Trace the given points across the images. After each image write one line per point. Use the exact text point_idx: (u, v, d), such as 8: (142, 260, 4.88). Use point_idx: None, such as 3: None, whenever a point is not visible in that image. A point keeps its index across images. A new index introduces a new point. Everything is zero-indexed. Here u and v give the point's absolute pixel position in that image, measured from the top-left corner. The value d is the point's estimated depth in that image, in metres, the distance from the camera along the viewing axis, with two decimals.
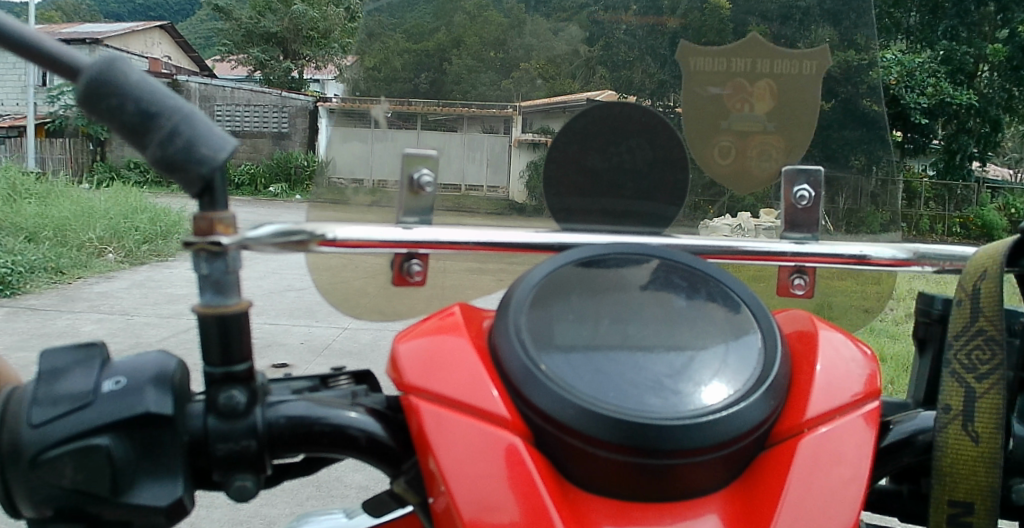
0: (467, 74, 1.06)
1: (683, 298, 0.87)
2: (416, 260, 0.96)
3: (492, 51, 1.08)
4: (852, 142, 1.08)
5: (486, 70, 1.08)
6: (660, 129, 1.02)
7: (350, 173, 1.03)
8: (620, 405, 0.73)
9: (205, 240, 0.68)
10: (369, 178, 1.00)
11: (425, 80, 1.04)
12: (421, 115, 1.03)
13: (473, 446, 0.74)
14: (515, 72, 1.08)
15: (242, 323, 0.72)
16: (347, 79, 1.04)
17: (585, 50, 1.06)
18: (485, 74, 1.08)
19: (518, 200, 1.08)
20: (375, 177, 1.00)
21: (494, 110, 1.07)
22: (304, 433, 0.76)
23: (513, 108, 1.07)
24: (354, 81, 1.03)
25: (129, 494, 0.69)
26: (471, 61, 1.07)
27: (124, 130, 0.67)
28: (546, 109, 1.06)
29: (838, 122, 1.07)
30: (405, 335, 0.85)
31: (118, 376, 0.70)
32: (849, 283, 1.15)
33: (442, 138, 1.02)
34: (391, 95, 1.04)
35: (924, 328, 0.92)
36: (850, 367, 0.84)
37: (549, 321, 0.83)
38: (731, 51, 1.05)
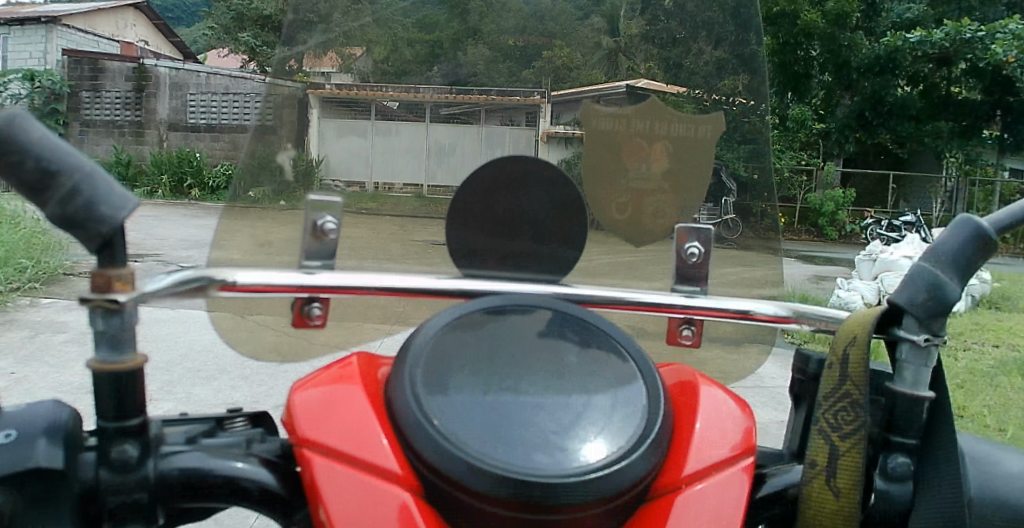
0: (484, 65, 1.12)
1: (575, 350, 0.92)
2: (317, 304, 0.98)
3: (511, 40, 1.13)
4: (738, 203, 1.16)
5: (506, 60, 1.13)
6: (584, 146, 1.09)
7: (340, 172, 1.05)
8: (506, 461, 0.77)
9: (104, 296, 0.69)
10: (368, 182, 1.08)
11: (438, 73, 1.13)
12: (430, 102, 1.11)
13: (364, 500, 0.77)
14: (538, 62, 1.13)
15: (137, 375, 0.73)
16: (354, 68, 1.11)
17: (608, 41, 1.14)
18: (506, 64, 1.13)
19: None
20: (374, 180, 1.08)
21: (518, 99, 1.12)
22: (195, 484, 0.77)
23: (542, 96, 1.12)
24: (363, 71, 1.11)
25: None
26: (488, 50, 1.12)
27: (22, 186, 0.68)
28: (570, 101, 1.11)
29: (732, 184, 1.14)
30: (302, 384, 0.87)
31: (8, 429, 0.71)
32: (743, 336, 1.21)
33: (452, 133, 1.10)
34: (400, 85, 1.11)
35: (799, 384, 0.98)
36: (726, 422, 0.90)
37: (444, 374, 0.86)
38: (630, 112, 1.09)
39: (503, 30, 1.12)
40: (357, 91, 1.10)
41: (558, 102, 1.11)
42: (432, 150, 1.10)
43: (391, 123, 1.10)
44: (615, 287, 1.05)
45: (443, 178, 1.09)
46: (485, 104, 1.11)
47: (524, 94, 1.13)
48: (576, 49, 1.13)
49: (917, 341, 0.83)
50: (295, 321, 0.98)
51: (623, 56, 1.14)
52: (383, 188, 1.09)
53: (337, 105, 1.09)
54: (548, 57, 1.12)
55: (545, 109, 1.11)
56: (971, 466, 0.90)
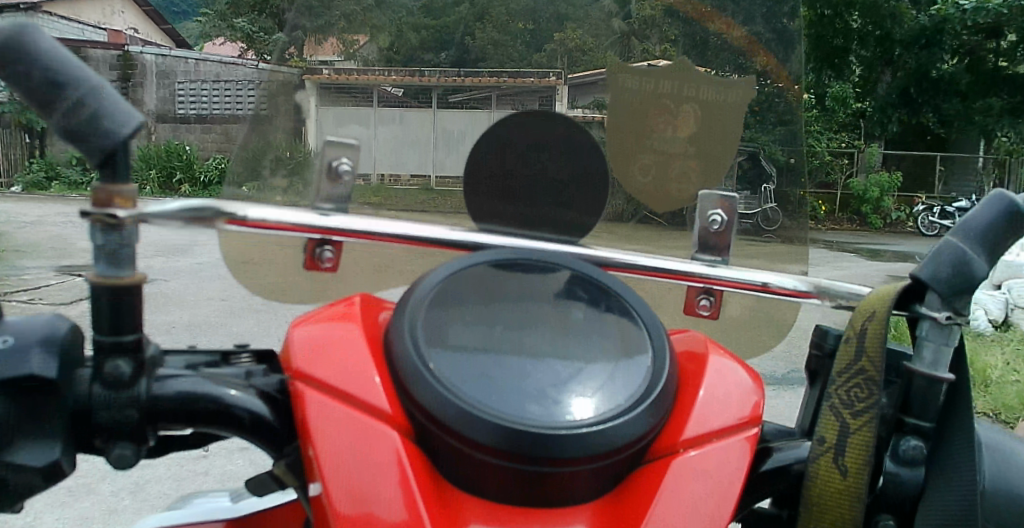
0: (490, 49, 1.08)
1: (582, 309, 0.90)
2: (328, 247, 0.98)
3: (519, 22, 1.07)
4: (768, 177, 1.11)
5: (514, 43, 1.08)
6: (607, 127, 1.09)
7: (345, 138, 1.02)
8: (499, 409, 0.76)
9: (103, 211, 0.70)
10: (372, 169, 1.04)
11: (448, 59, 1.08)
12: (436, 87, 1.07)
13: (352, 437, 0.76)
14: (549, 45, 1.08)
15: (135, 294, 0.73)
16: (358, 55, 1.05)
17: (621, 26, 1.10)
18: (516, 48, 1.08)
19: None
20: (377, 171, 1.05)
21: (529, 81, 1.07)
22: (188, 409, 0.77)
23: (557, 79, 1.07)
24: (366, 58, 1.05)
25: (8, 453, 0.70)
26: (497, 34, 1.07)
27: (31, 97, 0.68)
28: (584, 82, 1.08)
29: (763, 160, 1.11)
30: (302, 321, 0.87)
31: (5, 335, 0.71)
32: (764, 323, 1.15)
33: (461, 120, 1.07)
34: (405, 68, 1.07)
35: (816, 361, 0.94)
36: (732, 390, 0.87)
37: (445, 321, 0.85)
38: (660, 72, 1.08)
39: (513, 12, 1.06)
40: (358, 77, 1.05)
41: (577, 82, 1.08)
42: (440, 138, 1.07)
43: (394, 110, 1.05)
44: (633, 252, 1.03)
45: (450, 166, 1.07)
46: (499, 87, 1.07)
47: (541, 76, 1.08)
48: (586, 30, 1.09)
49: (937, 318, 0.79)
50: (306, 263, 0.99)
51: (636, 39, 1.10)
52: (387, 180, 1.06)
53: (336, 92, 1.05)
54: (561, 40, 1.08)
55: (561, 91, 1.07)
56: (989, 453, 0.86)
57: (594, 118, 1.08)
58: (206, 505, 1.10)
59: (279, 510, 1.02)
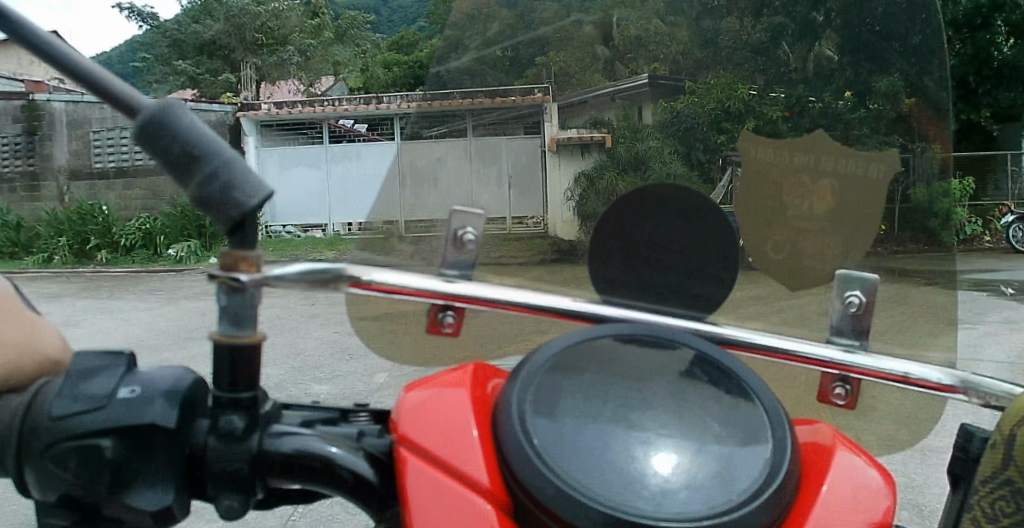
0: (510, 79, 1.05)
1: (701, 389, 0.84)
2: (451, 312, 0.96)
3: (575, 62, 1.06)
4: (919, 251, 1.03)
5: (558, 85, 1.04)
6: (610, 146, 1.02)
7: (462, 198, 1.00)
8: (600, 493, 0.73)
9: (229, 275, 0.74)
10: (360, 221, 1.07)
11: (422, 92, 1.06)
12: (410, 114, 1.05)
13: (447, 510, 0.75)
14: (531, 71, 1.06)
15: (254, 353, 0.77)
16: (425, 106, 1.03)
17: (603, 51, 1.05)
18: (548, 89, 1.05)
19: (565, 234, 1.03)
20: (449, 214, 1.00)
21: (513, 98, 1.05)
22: (297, 466, 0.79)
23: (546, 99, 1.05)
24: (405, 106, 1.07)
25: (126, 494, 0.75)
26: (505, 68, 1.06)
27: (171, 167, 0.75)
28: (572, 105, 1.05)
29: (918, 226, 1.02)
30: (414, 385, 0.86)
31: (133, 384, 0.77)
32: (917, 421, 1.02)
33: (441, 147, 1.03)
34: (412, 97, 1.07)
35: (958, 464, 0.85)
36: (861, 493, 0.79)
37: (555, 393, 0.82)
38: (795, 144, 1.00)
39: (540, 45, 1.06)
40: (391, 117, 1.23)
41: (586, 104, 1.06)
42: (420, 179, 1.03)
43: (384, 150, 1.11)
44: (760, 331, 0.97)
45: (423, 211, 1.01)
46: (469, 111, 1.04)
47: (525, 93, 1.05)
48: (570, 52, 1.06)
49: None
50: (428, 326, 0.98)
51: (618, 63, 1.05)
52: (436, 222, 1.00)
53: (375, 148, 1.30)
54: (542, 62, 1.05)
55: (551, 109, 1.06)
56: None
57: (592, 139, 1.03)
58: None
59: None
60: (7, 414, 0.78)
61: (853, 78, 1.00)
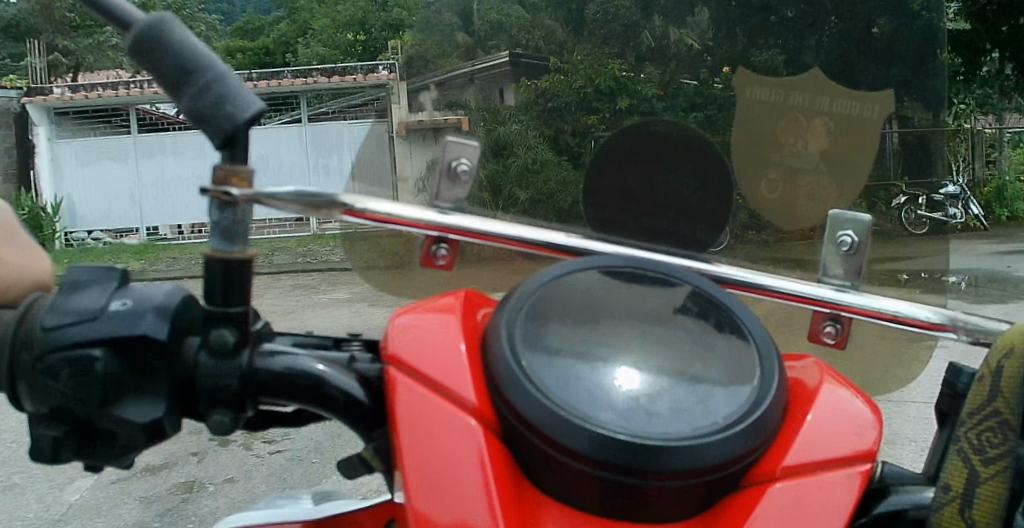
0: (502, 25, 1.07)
1: (690, 321, 0.85)
2: (444, 244, 0.95)
3: None
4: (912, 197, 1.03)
5: None
6: (468, 128, 1.10)
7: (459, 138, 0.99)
8: (586, 413, 0.73)
9: (220, 189, 0.73)
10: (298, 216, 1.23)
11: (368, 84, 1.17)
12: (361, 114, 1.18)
13: (435, 428, 0.75)
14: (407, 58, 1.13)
15: (245, 272, 0.77)
16: None
17: (463, 37, 1.09)
18: None
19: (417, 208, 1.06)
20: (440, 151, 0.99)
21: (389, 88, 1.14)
22: (287, 384, 0.80)
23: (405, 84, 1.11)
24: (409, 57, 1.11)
25: (115, 407, 0.75)
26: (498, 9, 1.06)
27: (164, 81, 0.75)
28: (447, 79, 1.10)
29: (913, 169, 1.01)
30: (406, 309, 0.86)
31: (125, 298, 0.77)
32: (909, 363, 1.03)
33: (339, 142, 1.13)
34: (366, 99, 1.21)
35: (946, 401, 0.86)
36: (849, 422, 0.79)
37: (544, 320, 0.82)
38: (790, 84, 1.02)
39: None
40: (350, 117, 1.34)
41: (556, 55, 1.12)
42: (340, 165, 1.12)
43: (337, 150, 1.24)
44: (752, 270, 0.97)
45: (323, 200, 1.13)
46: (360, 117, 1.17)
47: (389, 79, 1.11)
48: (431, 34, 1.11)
49: None
50: (422, 260, 0.97)
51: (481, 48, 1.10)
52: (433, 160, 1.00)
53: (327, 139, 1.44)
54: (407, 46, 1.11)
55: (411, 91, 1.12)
56: None
57: (448, 122, 1.10)
58: (283, 509, 1.11)
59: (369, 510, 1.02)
60: None
61: (733, 50, 1.06)
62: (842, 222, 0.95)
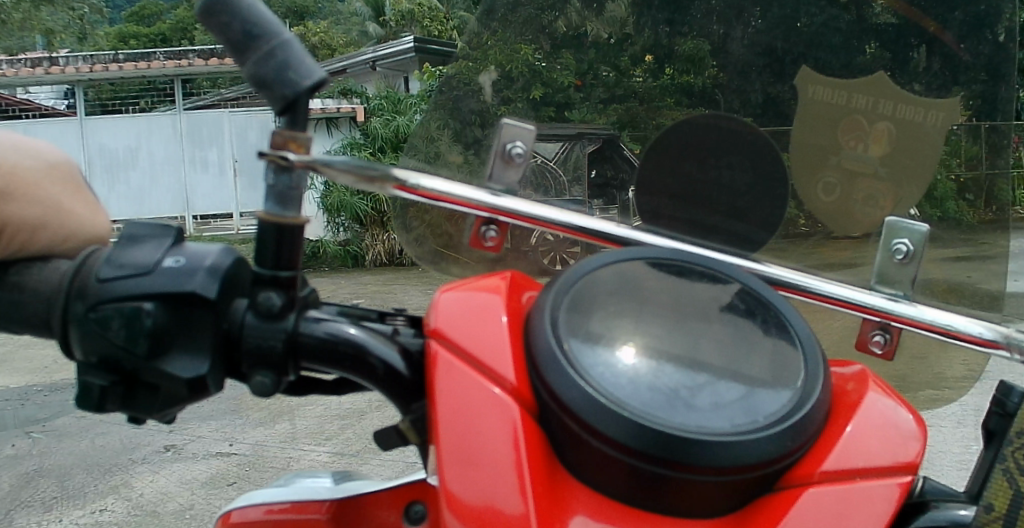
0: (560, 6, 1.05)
1: (736, 318, 0.84)
2: (493, 226, 0.95)
3: None
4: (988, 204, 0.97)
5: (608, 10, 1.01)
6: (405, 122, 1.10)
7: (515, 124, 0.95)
8: (625, 400, 0.73)
9: (277, 153, 0.76)
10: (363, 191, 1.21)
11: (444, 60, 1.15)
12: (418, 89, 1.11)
13: (472, 404, 0.75)
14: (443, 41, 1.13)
15: (297, 236, 0.78)
16: None
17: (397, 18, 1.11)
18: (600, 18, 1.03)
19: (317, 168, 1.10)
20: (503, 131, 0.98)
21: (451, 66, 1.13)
22: (329, 350, 0.81)
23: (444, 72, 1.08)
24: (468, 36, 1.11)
25: (163, 361, 0.77)
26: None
27: (231, 47, 0.77)
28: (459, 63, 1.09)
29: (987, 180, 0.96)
30: (451, 286, 0.86)
31: (179, 255, 0.79)
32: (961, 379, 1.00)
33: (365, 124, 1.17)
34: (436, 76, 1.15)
35: (994, 419, 0.83)
36: (893, 433, 0.77)
37: (588, 306, 0.82)
38: (853, 85, 0.96)
39: None
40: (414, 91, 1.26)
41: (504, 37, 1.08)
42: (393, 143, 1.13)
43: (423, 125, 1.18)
44: (802, 272, 0.96)
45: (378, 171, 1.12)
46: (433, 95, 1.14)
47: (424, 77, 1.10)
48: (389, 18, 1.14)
49: None
50: (471, 240, 0.97)
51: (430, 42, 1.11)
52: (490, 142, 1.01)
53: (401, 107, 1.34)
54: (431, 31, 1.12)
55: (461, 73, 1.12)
56: None
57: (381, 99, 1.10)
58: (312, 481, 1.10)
59: (394, 491, 0.99)
60: (57, 276, 0.81)
61: (750, 31, 0.99)
62: (900, 228, 0.93)
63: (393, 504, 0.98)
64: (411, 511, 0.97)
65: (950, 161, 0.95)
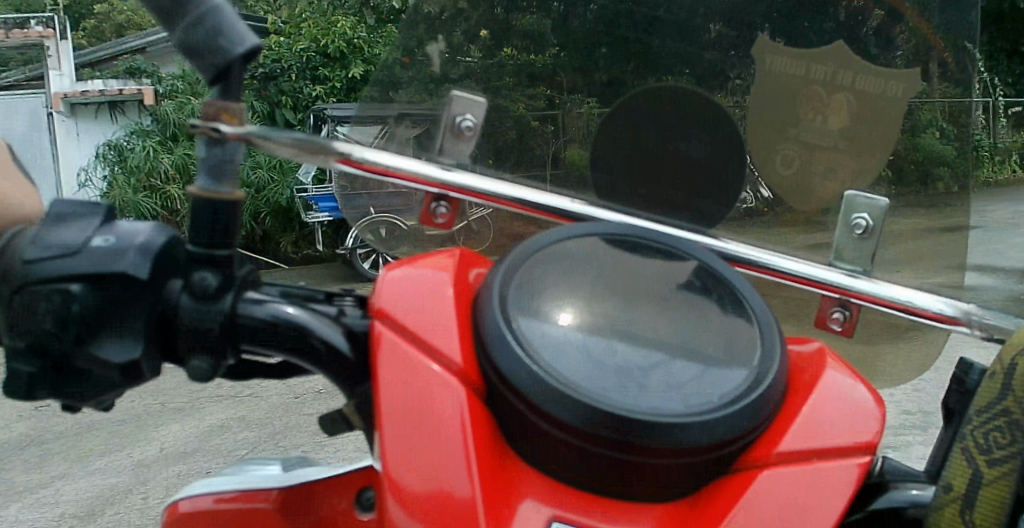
0: None
1: (692, 295, 0.82)
2: (444, 203, 0.92)
3: None
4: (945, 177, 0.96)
5: None
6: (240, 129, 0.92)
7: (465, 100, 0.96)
8: (576, 382, 0.70)
9: (207, 124, 0.74)
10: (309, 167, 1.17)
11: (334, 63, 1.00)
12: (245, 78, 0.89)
13: (418, 387, 0.73)
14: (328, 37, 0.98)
15: (234, 212, 0.76)
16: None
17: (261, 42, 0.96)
18: None
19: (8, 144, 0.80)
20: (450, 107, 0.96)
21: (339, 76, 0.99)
22: (270, 332, 0.78)
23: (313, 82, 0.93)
24: None
25: (94, 345, 0.73)
26: None
27: (157, 12, 0.72)
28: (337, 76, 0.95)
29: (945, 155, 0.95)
30: (397, 264, 0.82)
31: (108, 235, 0.75)
32: (923, 356, 0.98)
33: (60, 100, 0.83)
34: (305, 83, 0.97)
35: (954, 396, 0.82)
36: (850, 412, 0.75)
37: (540, 285, 0.79)
38: (814, 55, 0.92)
39: None
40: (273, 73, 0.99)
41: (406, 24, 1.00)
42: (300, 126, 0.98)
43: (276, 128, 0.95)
44: (763, 248, 0.94)
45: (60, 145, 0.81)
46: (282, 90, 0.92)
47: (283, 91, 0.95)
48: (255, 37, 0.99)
49: None
50: (421, 217, 0.94)
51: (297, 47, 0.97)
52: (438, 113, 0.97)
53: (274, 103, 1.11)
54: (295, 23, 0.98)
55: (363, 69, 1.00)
56: None
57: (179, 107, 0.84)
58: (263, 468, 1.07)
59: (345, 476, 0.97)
60: None
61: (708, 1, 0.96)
62: (858, 206, 0.92)
63: (345, 490, 0.96)
64: (362, 497, 0.95)
65: (912, 133, 0.93)
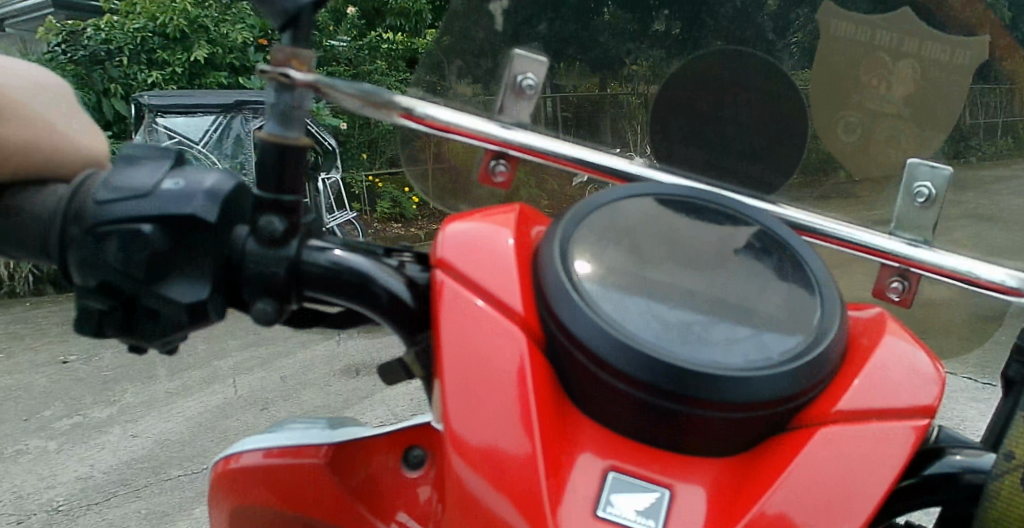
0: None
1: (752, 256, 0.82)
2: (502, 162, 0.92)
3: None
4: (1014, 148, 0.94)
5: None
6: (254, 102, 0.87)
7: (527, 60, 0.95)
8: (637, 334, 0.71)
9: (278, 71, 0.75)
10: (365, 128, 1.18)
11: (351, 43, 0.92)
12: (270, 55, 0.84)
13: (479, 335, 0.73)
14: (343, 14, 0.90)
15: (301, 160, 0.76)
16: None
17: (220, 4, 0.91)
18: None
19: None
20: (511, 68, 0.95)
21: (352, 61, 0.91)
22: (334, 279, 0.80)
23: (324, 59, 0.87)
24: None
25: (163, 286, 0.75)
26: None
27: None
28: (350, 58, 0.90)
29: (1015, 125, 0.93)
30: (458, 217, 0.83)
31: (178, 179, 0.76)
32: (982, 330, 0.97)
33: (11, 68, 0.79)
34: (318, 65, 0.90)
35: (1016, 367, 0.81)
36: (910, 376, 0.75)
37: (600, 241, 0.80)
38: (879, 21, 0.91)
39: None
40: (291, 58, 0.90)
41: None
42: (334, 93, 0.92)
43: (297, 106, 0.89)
44: (821, 215, 0.93)
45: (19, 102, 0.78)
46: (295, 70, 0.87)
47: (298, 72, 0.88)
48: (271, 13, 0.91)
49: None
50: (480, 176, 0.94)
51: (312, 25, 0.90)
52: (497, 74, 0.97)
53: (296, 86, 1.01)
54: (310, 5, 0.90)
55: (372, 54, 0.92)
56: None
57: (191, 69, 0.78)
58: (310, 423, 1.06)
59: (393, 435, 0.96)
60: (53, 200, 0.78)
61: None
62: (920, 173, 0.91)
63: (391, 448, 0.96)
64: (409, 456, 0.95)
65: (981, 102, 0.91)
